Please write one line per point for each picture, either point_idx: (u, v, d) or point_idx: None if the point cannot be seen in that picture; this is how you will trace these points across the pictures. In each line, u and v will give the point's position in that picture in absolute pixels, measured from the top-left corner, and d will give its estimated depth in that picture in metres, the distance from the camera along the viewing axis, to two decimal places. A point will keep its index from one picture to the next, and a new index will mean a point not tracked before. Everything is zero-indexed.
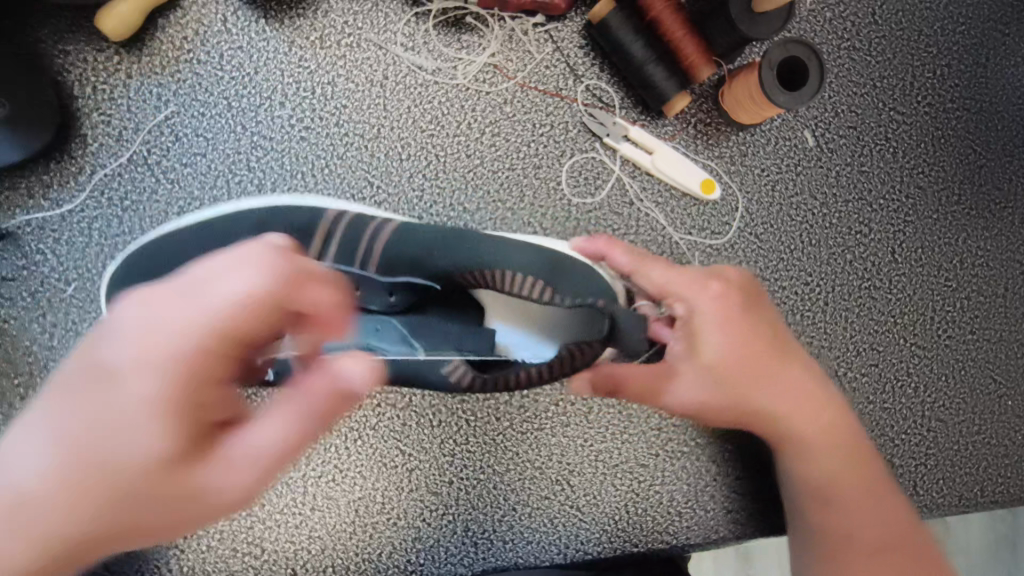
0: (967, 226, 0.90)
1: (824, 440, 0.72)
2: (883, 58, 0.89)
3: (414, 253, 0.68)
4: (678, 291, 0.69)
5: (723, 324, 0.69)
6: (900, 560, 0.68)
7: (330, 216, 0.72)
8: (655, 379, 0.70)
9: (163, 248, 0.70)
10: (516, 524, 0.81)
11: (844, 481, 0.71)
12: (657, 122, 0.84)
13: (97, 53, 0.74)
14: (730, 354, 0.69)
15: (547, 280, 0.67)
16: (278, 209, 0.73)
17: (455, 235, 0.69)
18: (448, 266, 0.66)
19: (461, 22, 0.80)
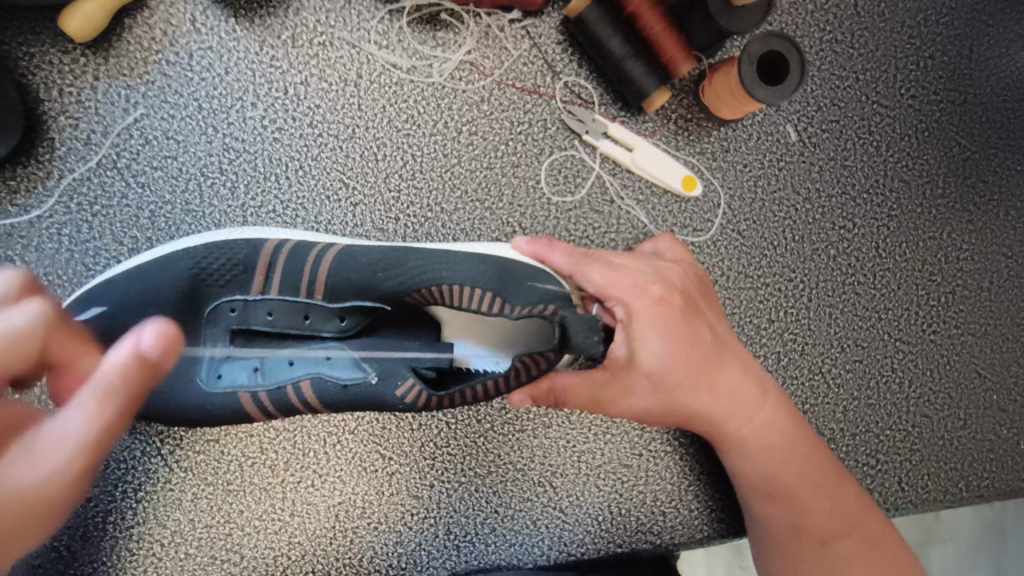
0: (951, 219, 0.90)
1: (767, 442, 0.73)
2: (866, 50, 0.88)
3: (359, 278, 0.66)
4: (614, 292, 0.67)
5: (660, 333, 0.67)
6: (853, 545, 0.72)
7: (268, 250, 0.70)
8: (600, 387, 0.68)
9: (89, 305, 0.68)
10: (498, 526, 0.81)
11: (790, 469, 0.73)
12: (638, 118, 0.83)
13: (63, 54, 0.73)
14: (676, 362, 0.68)
15: (495, 290, 0.63)
16: (213, 252, 0.70)
17: (400, 252, 0.67)
18: (394, 286, 0.65)
19: (436, 19, 0.79)
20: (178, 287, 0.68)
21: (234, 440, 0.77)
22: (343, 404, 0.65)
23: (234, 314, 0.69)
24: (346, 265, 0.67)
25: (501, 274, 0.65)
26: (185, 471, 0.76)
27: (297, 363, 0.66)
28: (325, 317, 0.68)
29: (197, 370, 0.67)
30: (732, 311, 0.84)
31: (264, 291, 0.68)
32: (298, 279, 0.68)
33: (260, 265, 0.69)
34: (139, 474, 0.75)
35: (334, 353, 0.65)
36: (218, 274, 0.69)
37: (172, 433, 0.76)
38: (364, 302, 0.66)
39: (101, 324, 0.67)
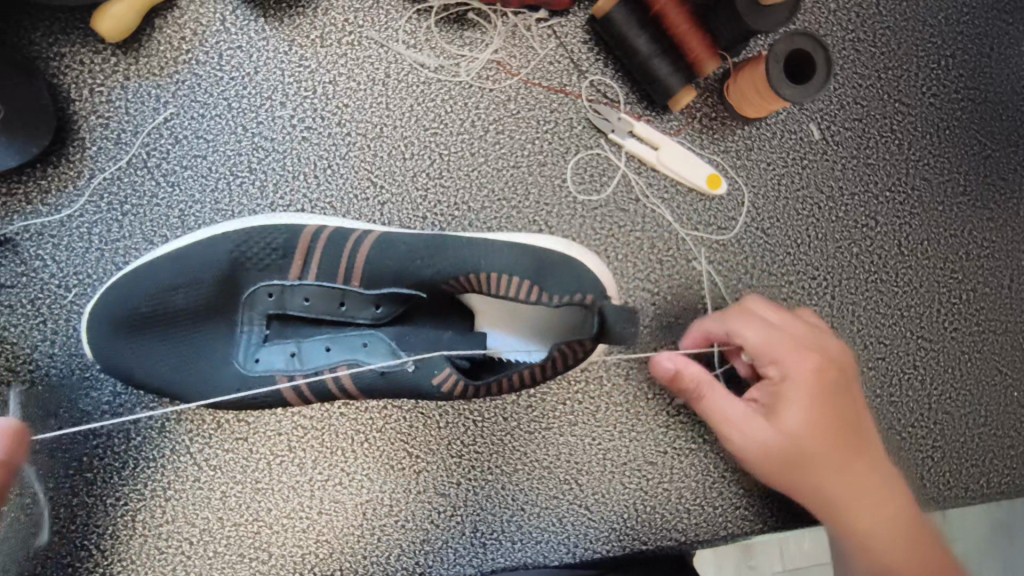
0: (972, 218, 0.90)
1: (871, 502, 0.67)
2: (888, 49, 0.88)
3: (399, 267, 0.69)
4: (728, 328, 0.71)
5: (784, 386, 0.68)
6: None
7: (308, 235, 0.70)
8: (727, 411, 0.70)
9: (130, 288, 0.69)
10: (525, 524, 0.81)
11: (852, 478, 0.68)
12: (662, 117, 0.83)
13: (94, 54, 0.73)
14: (793, 420, 0.67)
15: (532, 280, 0.68)
16: (251, 237, 0.70)
17: (438, 241, 0.70)
18: (433, 274, 0.69)
19: (463, 18, 0.79)
20: (215, 272, 0.69)
21: (263, 438, 0.77)
22: (377, 388, 0.68)
23: (272, 297, 0.69)
24: (386, 253, 0.69)
25: (535, 260, 0.70)
26: (214, 470, 0.76)
27: (333, 349, 0.69)
28: (360, 305, 0.69)
29: (235, 354, 0.69)
30: None
31: (303, 277, 0.69)
32: (338, 265, 0.69)
33: (297, 250, 0.70)
34: (169, 473, 0.76)
35: (371, 340, 0.69)
36: (257, 258, 0.69)
37: (202, 432, 0.76)
38: (401, 292, 0.68)
39: (145, 306, 0.68)
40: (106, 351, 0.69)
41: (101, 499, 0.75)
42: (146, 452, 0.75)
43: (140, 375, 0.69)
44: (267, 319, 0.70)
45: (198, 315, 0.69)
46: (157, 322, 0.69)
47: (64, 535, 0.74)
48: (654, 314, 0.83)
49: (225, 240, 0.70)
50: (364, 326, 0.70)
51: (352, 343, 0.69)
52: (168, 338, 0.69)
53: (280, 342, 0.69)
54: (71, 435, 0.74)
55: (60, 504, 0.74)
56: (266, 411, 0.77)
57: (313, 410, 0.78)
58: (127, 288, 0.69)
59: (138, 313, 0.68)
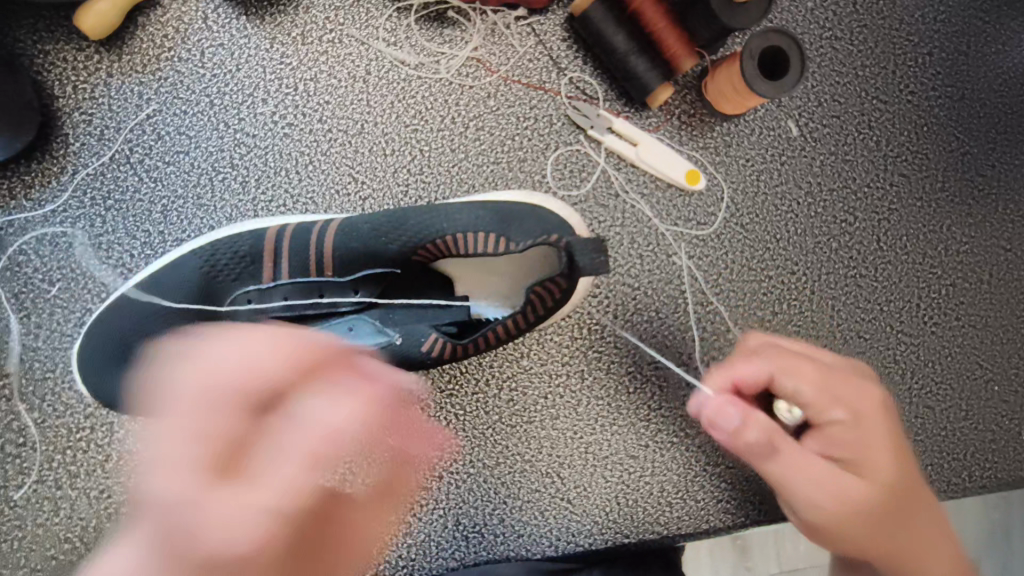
0: (951, 213, 0.91)
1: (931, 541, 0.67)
2: (865, 47, 0.89)
3: (365, 247, 0.71)
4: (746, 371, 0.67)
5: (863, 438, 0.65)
6: None
7: (273, 234, 0.72)
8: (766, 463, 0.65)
9: (111, 322, 0.71)
10: (507, 517, 0.82)
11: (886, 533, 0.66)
12: (642, 113, 0.84)
13: (78, 51, 0.74)
14: (881, 482, 0.65)
15: (497, 233, 0.69)
16: (217, 247, 0.72)
17: (399, 214, 0.71)
18: (400, 248, 0.71)
19: (443, 17, 0.80)
20: (189, 290, 0.71)
21: None
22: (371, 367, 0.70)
23: (252, 302, 0.72)
24: (350, 238, 0.71)
25: (497, 215, 0.71)
26: None
27: (323, 339, 0.71)
28: (339, 291, 0.73)
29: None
30: (736, 304, 0.85)
31: (275, 276, 0.72)
32: (307, 256, 0.71)
33: (265, 251, 0.72)
34: None
35: (357, 323, 0.71)
36: (226, 268, 0.71)
37: None
38: (376, 270, 0.72)
39: (128, 338, 0.70)
40: (98, 383, 0.71)
41: (83, 492, 0.75)
42: (128, 446, 0.76)
43: (136, 404, 0.69)
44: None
45: (185, 334, 0.71)
46: (142, 351, 0.70)
47: (46, 529, 0.74)
48: (634, 309, 0.83)
49: (192, 257, 0.72)
50: (348, 312, 0.72)
51: (338, 329, 0.71)
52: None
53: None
54: (53, 429, 0.75)
55: (42, 498, 0.74)
56: None
57: None
58: (109, 320, 0.71)
59: (123, 346, 0.70)
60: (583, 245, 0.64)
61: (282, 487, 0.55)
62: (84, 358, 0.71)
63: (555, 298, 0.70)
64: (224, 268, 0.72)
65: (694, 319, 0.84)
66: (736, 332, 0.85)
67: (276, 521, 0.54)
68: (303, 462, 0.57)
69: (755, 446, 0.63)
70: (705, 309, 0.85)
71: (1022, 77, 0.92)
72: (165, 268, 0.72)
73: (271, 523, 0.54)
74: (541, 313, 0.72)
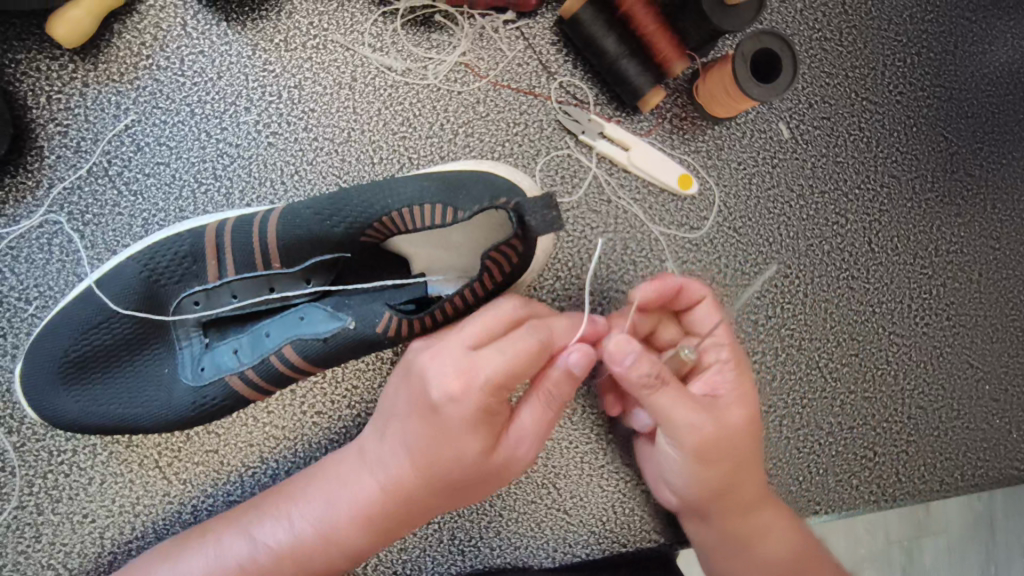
0: (940, 213, 0.91)
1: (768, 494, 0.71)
2: (854, 48, 0.89)
3: (307, 233, 0.66)
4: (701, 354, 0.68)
5: (731, 383, 0.66)
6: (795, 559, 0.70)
7: (213, 232, 0.68)
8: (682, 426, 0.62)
9: (53, 338, 0.67)
10: (503, 529, 0.81)
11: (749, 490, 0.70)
12: (633, 117, 0.83)
13: (50, 60, 0.72)
14: (746, 424, 0.65)
15: (444, 202, 0.63)
16: (155, 252, 0.68)
17: (338, 194, 0.66)
18: (345, 231, 0.65)
19: (430, 21, 0.78)
20: (131, 298, 0.67)
21: (232, 450, 0.74)
22: (327, 357, 0.67)
23: (199, 305, 0.68)
24: (292, 226, 0.66)
25: (445, 181, 0.66)
26: (184, 483, 0.74)
27: (274, 333, 0.68)
28: (290, 283, 0.69)
29: (180, 369, 0.68)
30: (730, 308, 0.85)
31: (221, 276, 0.68)
32: (250, 251, 0.67)
33: (207, 251, 0.67)
34: (137, 487, 0.73)
35: (308, 312, 0.68)
36: (169, 272, 0.67)
37: (170, 445, 0.74)
38: (324, 257, 0.67)
39: (71, 355, 0.67)
40: (44, 402, 0.67)
41: (67, 517, 0.72)
42: (112, 467, 0.73)
43: (91, 418, 0.67)
44: (204, 327, 0.70)
45: (133, 345, 0.68)
46: (89, 364, 0.67)
47: (29, 555, 0.72)
48: None
49: (132, 263, 0.68)
50: (303, 302, 0.69)
51: (290, 321, 0.68)
52: (102, 376, 0.67)
53: (221, 342, 0.69)
54: (33, 452, 0.72)
55: (24, 524, 0.72)
56: (234, 420, 0.74)
57: (285, 420, 0.75)
58: (52, 337, 0.67)
59: (67, 361, 0.67)
60: (533, 203, 0.59)
61: (311, 517, 0.65)
62: (28, 377, 0.67)
63: (513, 261, 0.66)
64: (165, 273, 0.67)
65: None
66: None
67: (317, 541, 0.65)
68: (316, 498, 0.66)
69: (647, 378, 0.59)
70: None
71: (1008, 77, 0.92)
72: (103, 276, 0.68)
73: (313, 543, 0.65)
74: (503, 278, 0.67)
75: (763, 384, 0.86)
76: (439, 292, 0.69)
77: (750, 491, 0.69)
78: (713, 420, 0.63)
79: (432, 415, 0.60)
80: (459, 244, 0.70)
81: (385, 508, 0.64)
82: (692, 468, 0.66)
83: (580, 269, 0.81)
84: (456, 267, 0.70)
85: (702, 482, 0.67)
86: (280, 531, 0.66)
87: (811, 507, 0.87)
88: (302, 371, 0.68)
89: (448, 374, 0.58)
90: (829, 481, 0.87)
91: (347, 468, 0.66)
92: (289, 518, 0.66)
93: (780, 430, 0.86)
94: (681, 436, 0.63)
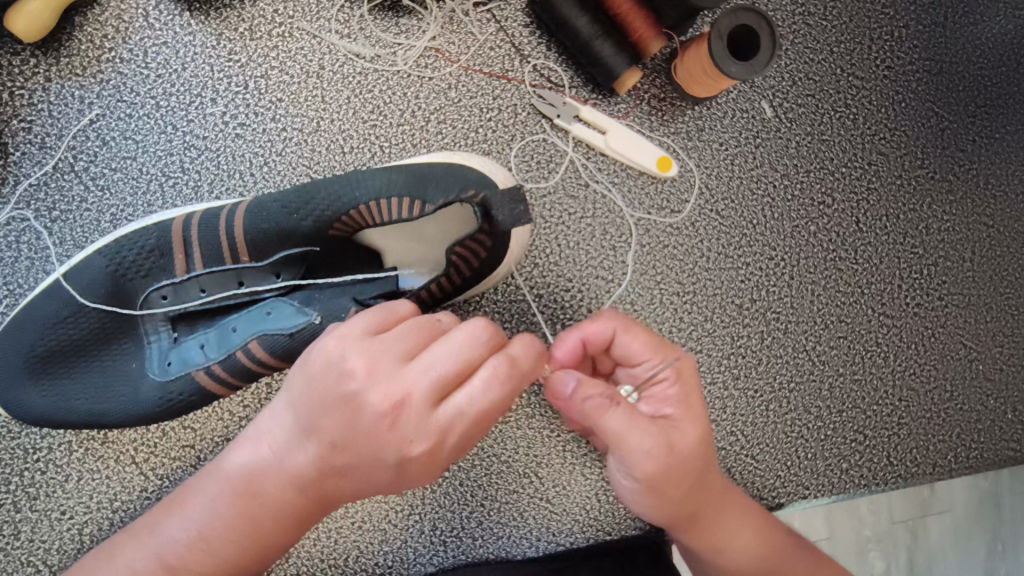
0: (931, 190, 0.89)
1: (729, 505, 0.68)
2: (840, 22, 0.86)
3: (275, 227, 0.65)
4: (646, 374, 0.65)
5: (683, 400, 0.63)
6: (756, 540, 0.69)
7: (180, 226, 0.67)
8: (642, 452, 0.58)
9: (19, 333, 0.67)
10: (485, 520, 0.80)
11: (713, 505, 0.67)
12: (610, 100, 0.81)
13: (12, 55, 0.71)
14: (701, 440, 0.62)
15: (411, 196, 0.62)
16: (122, 246, 0.67)
17: (305, 187, 0.65)
18: (312, 224, 0.64)
19: (398, 6, 0.77)
20: (98, 292, 0.66)
21: (209, 444, 0.74)
22: (293, 353, 0.65)
23: (166, 298, 0.68)
24: (258, 219, 0.65)
25: (415, 173, 0.63)
26: (161, 479, 0.74)
27: (241, 327, 0.67)
28: (259, 277, 0.67)
29: (148, 364, 0.68)
30: (713, 293, 0.83)
31: (189, 270, 0.67)
32: (218, 245, 0.66)
33: (175, 245, 0.67)
34: (115, 483, 0.73)
35: (275, 306, 0.66)
36: (135, 267, 0.67)
37: (146, 441, 0.74)
38: (292, 251, 0.66)
39: (39, 350, 0.66)
40: (11, 399, 0.67)
41: (44, 513, 0.72)
42: (89, 463, 0.73)
43: (59, 413, 0.67)
44: (173, 322, 0.69)
45: (103, 339, 0.67)
46: (57, 359, 0.67)
47: (9, 552, 0.72)
48: (609, 302, 0.81)
49: (97, 259, 0.67)
50: (271, 297, 0.68)
51: (257, 316, 0.67)
52: (70, 372, 0.67)
53: (190, 337, 0.69)
54: (9, 450, 0.72)
55: (1, 522, 0.72)
56: (211, 415, 0.74)
57: (261, 414, 0.74)
58: (18, 335, 0.67)
59: (34, 356, 0.66)
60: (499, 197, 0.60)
61: (234, 550, 0.59)
62: None
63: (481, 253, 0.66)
64: (133, 267, 0.67)
65: (672, 310, 0.82)
66: (714, 321, 0.83)
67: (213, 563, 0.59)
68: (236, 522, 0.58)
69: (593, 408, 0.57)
70: (682, 300, 0.82)
71: (1000, 48, 0.89)
72: (71, 271, 0.68)
73: (235, 567, 0.59)
74: (472, 272, 0.68)
75: (748, 368, 0.84)
76: (411, 285, 0.70)
77: (712, 505, 0.67)
78: (665, 442, 0.59)
79: (394, 487, 0.52)
80: (426, 235, 0.69)
81: (306, 516, 0.58)
82: (649, 494, 0.62)
83: (558, 256, 0.80)
84: (424, 259, 0.70)
85: (677, 504, 0.64)
86: (198, 560, 0.59)
87: (799, 493, 0.86)
88: (268, 368, 0.67)
89: (417, 438, 0.47)
90: (817, 466, 0.86)
91: (267, 491, 0.57)
92: (200, 542, 0.59)
93: (766, 415, 0.85)
94: (635, 462, 0.59)
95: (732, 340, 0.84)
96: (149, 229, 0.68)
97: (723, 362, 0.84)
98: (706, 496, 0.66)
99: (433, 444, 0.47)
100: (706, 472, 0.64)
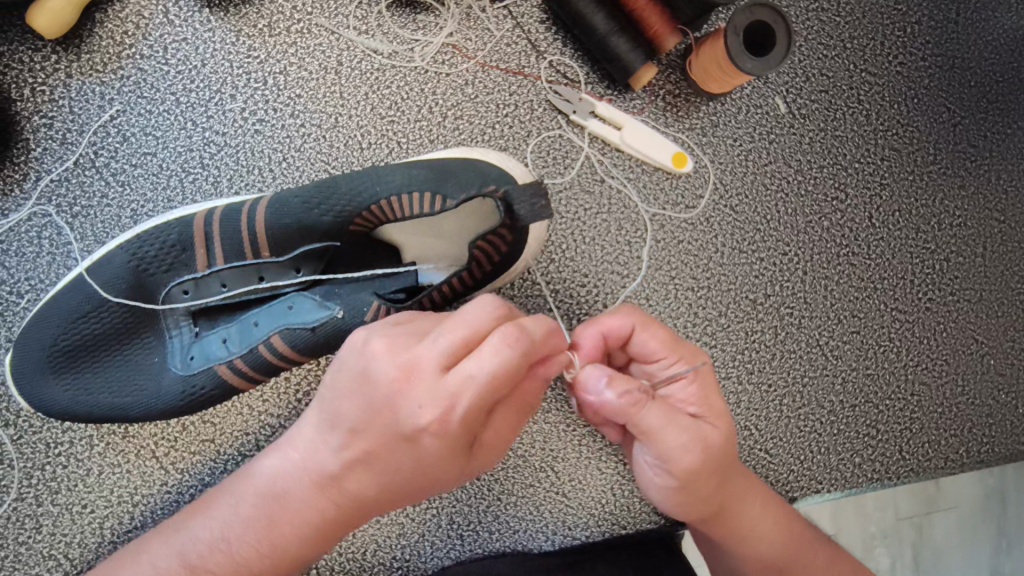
0: (943, 186, 0.89)
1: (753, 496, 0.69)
2: (853, 18, 0.87)
3: (296, 222, 0.65)
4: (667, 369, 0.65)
5: (704, 395, 0.64)
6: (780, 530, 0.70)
7: (202, 221, 0.67)
8: (675, 449, 0.60)
9: (42, 327, 0.67)
10: (502, 513, 0.81)
11: (739, 499, 0.67)
12: (625, 96, 0.81)
13: (33, 52, 0.72)
14: (726, 434, 0.63)
15: (433, 190, 0.62)
16: (143, 241, 0.68)
17: (326, 182, 0.65)
18: (333, 219, 0.65)
19: (416, 2, 0.77)
20: (120, 286, 0.67)
21: (228, 439, 0.74)
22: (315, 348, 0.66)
23: (188, 293, 0.68)
24: (280, 214, 0.65)
25: (436, 169, 0.64)
26: (181, 473, 0.74)
27: (262, 322, 0.67)
28: (280, 272, 0.68)
29: (169, 358, 0.68)
30: (727, 288, 0.84)
31: (210, 265, 0.67)
32: (239, 240, 0.67)
33: (196, 240, 0.67)
34: (135, 477, 0.74)
35: (297, 301, 0.67)
36: (156, 261, 0.67)
37: (167, 435, 0.74)
38: (313, 246, 0.66)
39: (61, 345, 0.67)
40: (34, 393, 0.67)
41: (66, 507, 0.73)
42: (110, 457, 0.74)
43: (81, 407, 0.67)
44: (193, 316, 0.69)
45: (125, 333, 0.68)
46: (79, 353, 0.67)
47: (31, 546, 0.73)
48: (624, 297, 0.81)
49: (119, 253, 0.68)
50: (292, 292, 0.68)
51: (278, 311, 0.67)
52: (92, 366, 0.67)
53: (211, 332, 0.69)
54: (30, 444, 0.73)
55: (23, 516, 0.73)
56: (230, 410, 0.74)
57: (280, 408, 0.75)
58: (41, 329, 0.67)
59: (56, 350, 0.67)
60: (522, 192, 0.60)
61: (259, 547, 0.59)
62: (18, 369, 0.68)
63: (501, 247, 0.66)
64: (154, 262, 0.67)
65: (686, 305, 0.83)
66: (728, 316, 0.84)
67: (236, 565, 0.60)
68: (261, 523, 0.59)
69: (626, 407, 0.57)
70: (697, 295, 0.83)
71: (1012, 44, 0.90)
72: (93, 266, 0.68)
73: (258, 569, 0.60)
74: (492, 267, 0.68)
75: (762, 363, 0.85)
76: (432, 280, 0.69)
77: (738, 499, 0.68)
78: (696, 438, 0.60)
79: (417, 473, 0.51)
80: (446, 229, 0.69)
81: (334, 522, 0.58)
82: (682, 492, 0.63)
83: (574, 251, 0.80)
84: (444, 254, 0.69)
85: (708, 499, 0.64)
86: (219, 561, 0.60)
87: (813, 486, 0.86)
88: (289, 362, 0.68)
89: (427, 405, 0.47)
90: (830, 460, 0.86)
91: (294, 491, 0.57)
92: (224, 543, 0.60)
93: (780, 409, 0.85)
94: (668, 460, 0.60)
95: (746, 335, 0.84)
96: (170, 224, 0.68)
97: (737, 356, 0.84)
98: (733, 490, 0.66)
99: (440, 412, 0.46)
100: (732, 465, 0.65)
